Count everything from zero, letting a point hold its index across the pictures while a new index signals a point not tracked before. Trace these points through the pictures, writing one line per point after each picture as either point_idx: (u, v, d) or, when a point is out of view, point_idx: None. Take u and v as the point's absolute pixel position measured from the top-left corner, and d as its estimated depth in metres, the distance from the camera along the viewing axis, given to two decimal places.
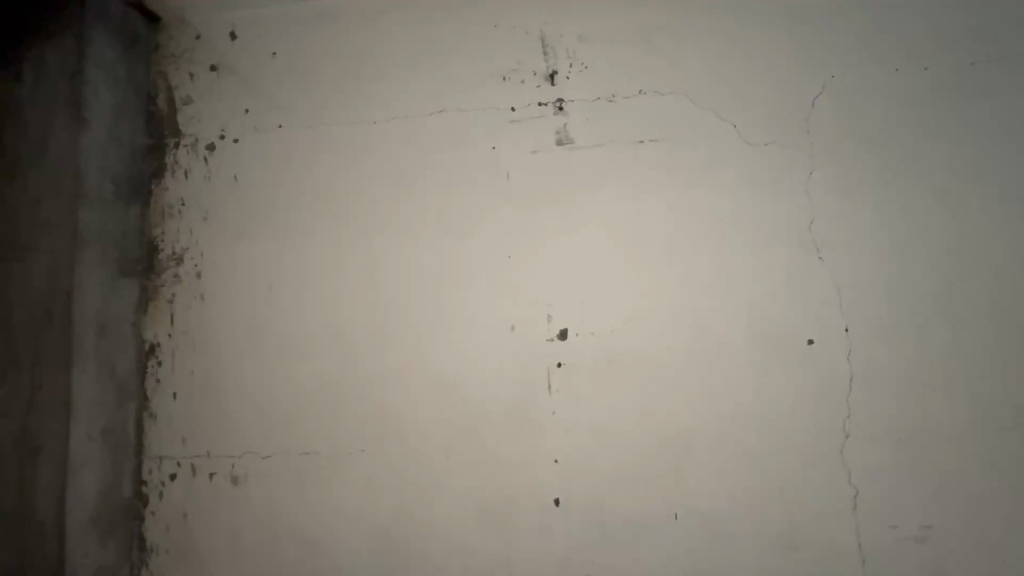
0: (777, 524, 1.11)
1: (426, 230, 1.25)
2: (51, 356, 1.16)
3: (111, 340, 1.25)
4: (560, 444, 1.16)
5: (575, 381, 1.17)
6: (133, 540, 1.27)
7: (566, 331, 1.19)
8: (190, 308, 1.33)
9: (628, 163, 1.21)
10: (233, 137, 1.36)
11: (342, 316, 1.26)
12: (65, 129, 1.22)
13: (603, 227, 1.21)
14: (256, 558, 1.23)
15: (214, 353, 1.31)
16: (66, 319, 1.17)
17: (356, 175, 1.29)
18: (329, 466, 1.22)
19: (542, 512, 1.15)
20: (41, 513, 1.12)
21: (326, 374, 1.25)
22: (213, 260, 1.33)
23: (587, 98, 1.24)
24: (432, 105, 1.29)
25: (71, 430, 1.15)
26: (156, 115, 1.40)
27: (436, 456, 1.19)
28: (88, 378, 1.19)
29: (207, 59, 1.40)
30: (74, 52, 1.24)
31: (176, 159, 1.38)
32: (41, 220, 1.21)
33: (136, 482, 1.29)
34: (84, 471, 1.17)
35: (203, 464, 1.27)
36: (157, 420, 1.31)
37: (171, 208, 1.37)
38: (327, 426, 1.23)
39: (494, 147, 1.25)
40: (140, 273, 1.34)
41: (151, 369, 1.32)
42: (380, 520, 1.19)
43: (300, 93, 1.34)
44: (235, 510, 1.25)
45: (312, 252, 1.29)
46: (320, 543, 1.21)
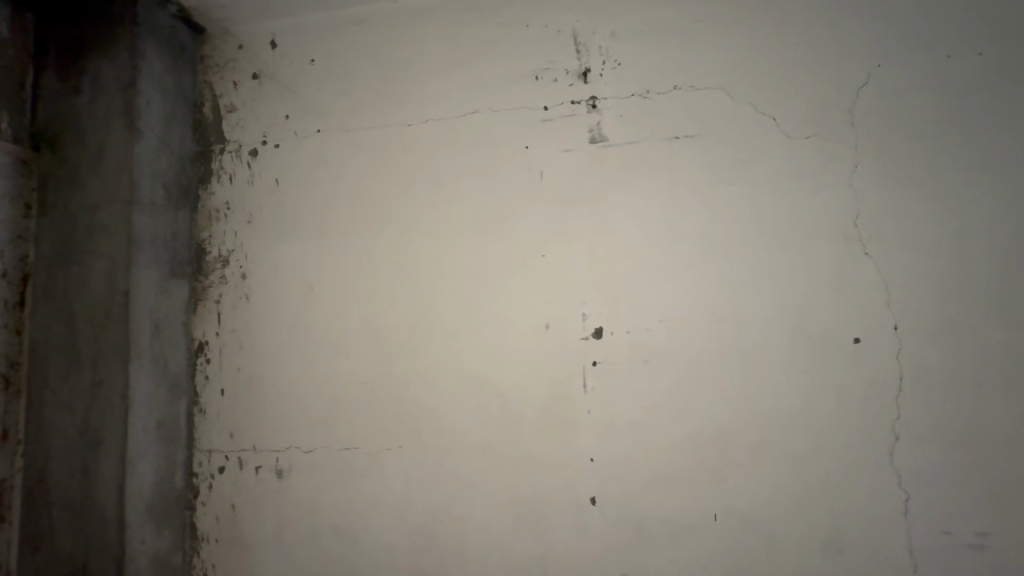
0: (821, 528, 1.08)
1: (460, 230, 1.27)
2: (111, 354, 1.23)
3: (165, 338, 1.32)
4: (595, 443, 1.16)
5: (610, 380, 1.17)
6: (186, 528, 1.34)
7: (601, 330, 1.18)
8: (236, 308, 1.39)
9: (663, 159, 1.20)
10: (274, 142, 1.41)
11: (379, 316, 1.29)
12: (121, 138, 1.29)
13: (637, 224, 1.20)
14: (299, 549, 1.27)
15: (259, 351, 1.36)
16: (124, 318, 1.23)
17: (391, 177, 1.32)
18: (368, 461, 1.26)
19: (578, 511, 1.15)
20: (104, 500, 1.19)
21: (364, 372, 1.28)
22: (256, 262, 1.39)
23: (621, 95, 1.23)
24: (466, 106, 1.30)
25: (130, 424, 1.21)
26: (203, 124, 1.46)
27: (472, 454, 1.21)
28: (144, 374, 1.26)
29: (250, 68, 1.45)
30: (128, 64, 1.31)
31: (222, 165, 1.44)
32: (101, 225, 1.28)
33: (188, 474, 1.36)
34: (141, 462, 1.24)
35: (249, 457, 1.33)
36: (207, 414, 1.37)
37: (217, 212, 1.43)
38: (366, 422, 1.27)
39: (527, 147, 1.26)
40: (189, 274, 1.41)
41: (201, 366, 1.39)
42: (417, 515, 1.22)
43: (337, 98, 1.38)
44: (279, 502, 1.30)
45: (350, 253, 1.32)
46: (360, 536, 1.24)
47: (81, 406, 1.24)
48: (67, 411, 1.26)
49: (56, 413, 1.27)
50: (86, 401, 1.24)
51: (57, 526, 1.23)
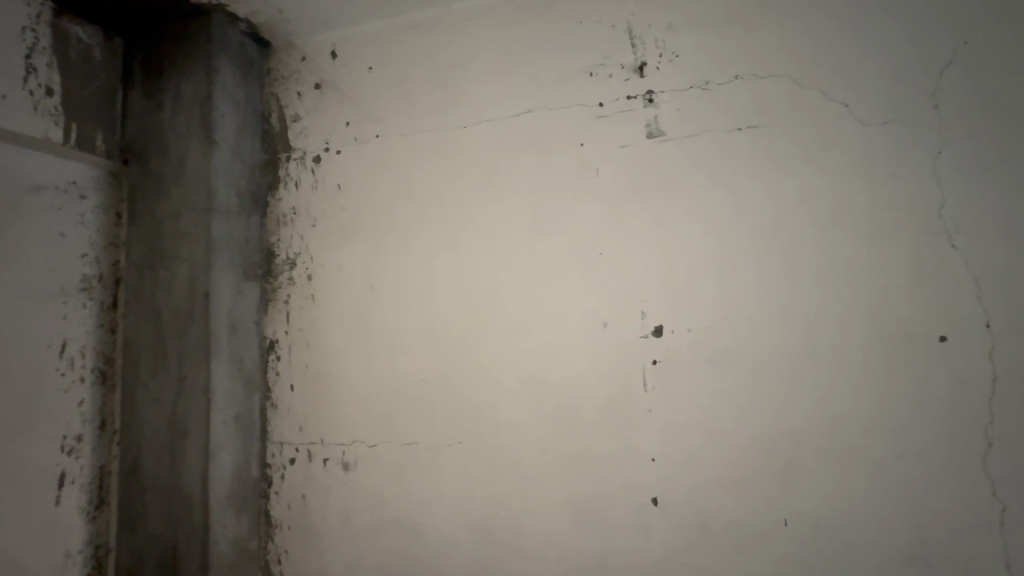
0: (904, 538, 1.02)
1: (516, 229, 1.28)
2: (194, 351, 1.32)
3: (240, 337, 1.41)
4: (657, 443, 1.14)
5: (672, 379, 1.15)
6: (261, 515, 1.42)
7: (661, 328, 1.16)
8: (303, 308, 1.46)
9: (725, 151, 1.16)
10: (335, 149, 1.47)
11: (438, 315, 1.32)
12: (200, 150, 1.39)
13: (699, 220, 1.17)
14: (365, 539, 1.33)
15: (325, 349, 1.42)
16: (205, 318, 1.32)
17: (447, 179, 1.35)
18: (429, 456, 1.29)
19: (639, 511, 1.14)
20: (191, 487, 1.29)
21: (424, 369, 1.32)
22: (321, 264, 1.45)
23: (678, 87, 1.20)
24: (519, 106, 1.31)
25: (212, 416, 1.30)
26: (270, 133, 1.55)
27: (531, 451, 1.22)
28: (223, 370, 1.34)
29: (313, 78, 1.52)
30: (205, 80, 1.40)
31: (288, 172, 1.52)
32: (183, 232, 1.38)
33: (263, 464, 1.44)
34: (222, 452, 1.32)
35: (317, 450, 1.39)
36: (278, 408, 1.45)
37: (284, 217, 1.51)
38: (426, 419, 1.30)
39: (582, 144, 1.25)
40: (261, 276, 1.49)
41: (272, 362, 1.47)
42: (477, 511, 1.24)
43: (394, 104, 1.42)
44: (346, 494, 1.35)
45: (409, 253, 1.36)
46: (423, 529, 1.28)
47: (168, 399, 1.34)
48: (157, 403, 1.36)
49: (147, 405, 1.38)
50: (173, 395, 1.34)
51: (149, 509, 1.34)
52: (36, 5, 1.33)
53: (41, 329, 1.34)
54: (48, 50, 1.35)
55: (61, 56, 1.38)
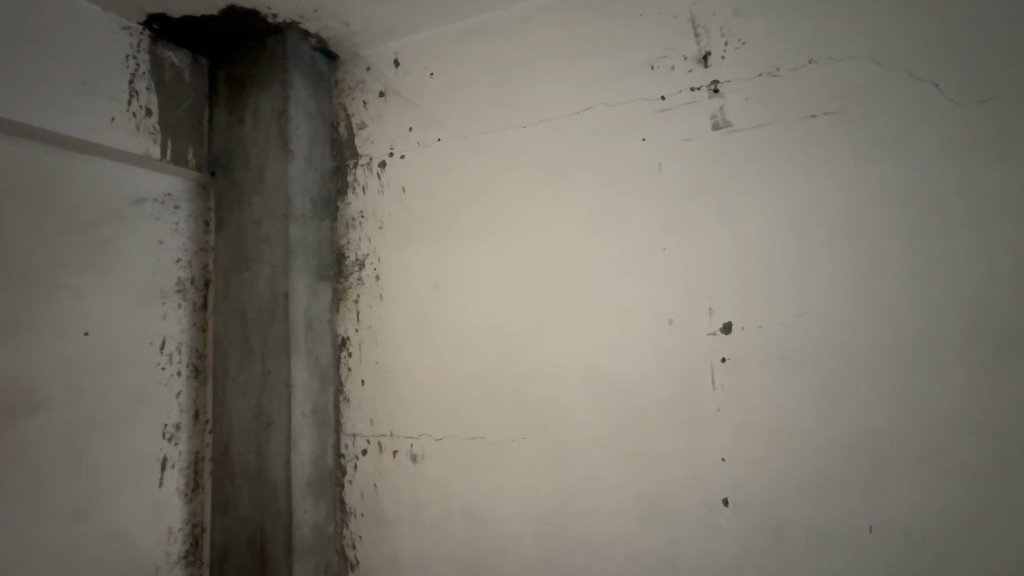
0: (1011, 551, 0.93)
1: (577, 227, 1.29)
2: (276, 347, 1.42)
3: (316, 334, 1.49)
4: (727, 443, 1.11)
5: (742, 377, 1.12)
6: (336, 502, 1.51)
7: (730, 324, 1.13)
8: (372, 307, 1.53)
9: (798, 140, 1.12)
10: (400, 153, 1.53)
11: (500, 313, 1.35)
12: (278, 160, 1.48)
13: (769, 213, 1.12)
14: (434, 529, 1.38)
15: (393, 346, 1.48)
16: (285, 317, 1.42)
17: (507, 180, 1.37)
18: (494, 450, 1.32)
19: (709, 512, 1.12)
20: (275, 474, 1.39)
21: (488, 366, 1.35)
22: (388, 265, 1.51)
23: (746, 75, 1.17)
24: (579, 103, 1.31)
25: (293, 409, 1.39)
26: (339, 141, 1.63)
27: (595, 448, 1.22)
28: (301, 365, 1.43)
29: (377, 87, 1.59)
30: (281, 94, 1.50)
31: (356, 177, 1.60)
32: (264, 237, 1.48)
33: (337, 455, 1.53)
34: (302, 442, 1.41)
35: (387, 442, 1.46)
36: (351, 402, 1.53)
37: (353, 220, 1.58)
38: (491, 414, 1.33)
39: (644, 139, 1.24)
40: (333, 277, 1.58)
41: (344, 359, 1.56)
42: (542, 505, 1.26)
43: (455, 108, 1.46)
44: (415, 485, 1.41)
45: (471, 253, 1.40)
46: (489, 522, 1.31)
47: (254, 392, 1.45)
48: (243, 395, 1.48)
49: (235, 397, 1.50)
50: (258, 388, 1.45)
51: (238, 493, 1.46)
52: (137, 34, 1.48)
53: (145, 328, 1.49)
54: (147, 74, 1.49)
55: (158, 79, 1.52)
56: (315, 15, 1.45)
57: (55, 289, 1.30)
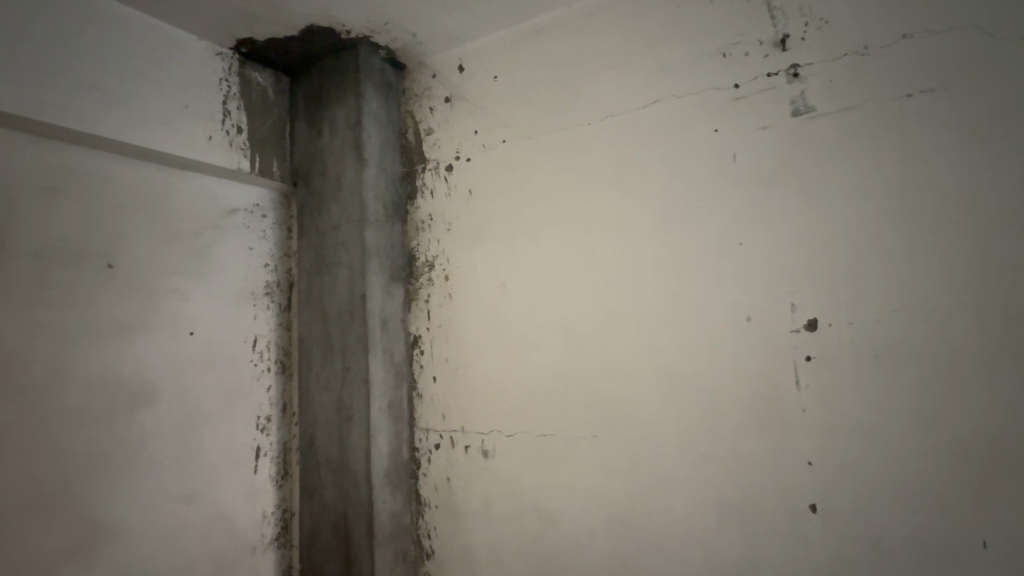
0: None
1: (646, 224, 1.27)
2: (355, 346, 1.51)
3: (391, 333, 1.57)
4: (814, 446, 1.06)
5: (829, 377, 1.06)
6: (411, 494, 1.57)
7: (815, 321, 1.07)
8: (442, 306, 1.58)
9: (891, 123, 1.04)
10: (466, 156, 1.57)
11: (568, 312, 1.35)
12: (353, 168, 1.57)
13: (858, 202, 1.05)
14: (505, 523, 1.41)
15: (462, 345, 1.53)
16: (363, 317, 1.50)
17: (574, 178, 1.37)
18: (564, 448, 1.33)
19: (795, 517, 1.07)
20: (356, 464, 1.47)
21: (557, 365, 1.36)
22: (457, 266, 1.56)
23: (829, 56, 1.10)
24: (646, 97, 1.29)
25: (371, 404, 1.47)
26: (407, 147, 1.70)
27: (669, 448, 1.20)
28: (378, 362, 1.51)
29: (443, 92, 1.64)
30: (354, 105, 1.58)
31: (424, 182, 1.66)
32: (343, 242, 1.57)
33: (412, 448, 1.59)
34: (380, 435, 1.48)
35: (459, 437, 1.51)
36: (423, 398, 1.59)
37: (422, 222, 1.65)
38: (561, 412, 1.34)
39: (716, 130, 1.20)
40: (404, 278, 1.65)
41: (416, 356, 1.62)
42: (614, 505, 1.25)
43: (519, 109, 1.48)
44: (486, 480, 1.44)
45: (538, 253, 1.41)
46: (560, 519, 1.32)
47: (335, 387, 1.55)
48: (326, 391, 1.58)
49: (318, 391, 1.60)
50: (339, 384, 1.54)
51: (323, 482, 1.56)
52: (228, 59, 1.62)
53: (239, 328, 1.63)
54: (237, 95, 1.63)
55: (247, 98, 1.65)
56: (385, 28, 1.51)
57: (165, 294, 1.45)
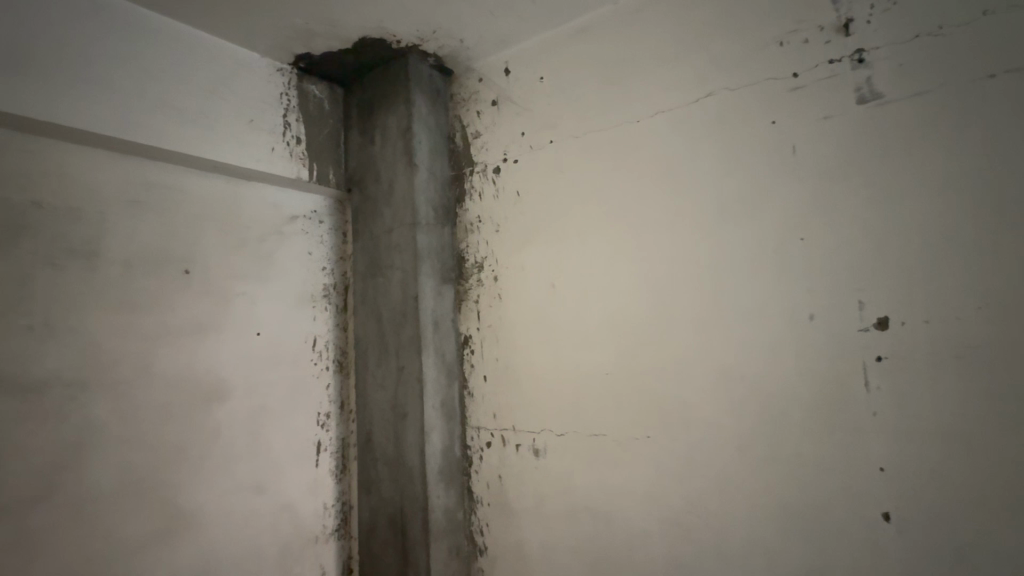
0: None
1: (699, 222, 1.24)
2: (409, 345, 1.56)
3: (443, 333, 1.61)
4: (886, 451, 1.00)
5: (901, 378, 1.00)
6: (464, 490, 1.61)
7: (886, 320, 1.02)
8: (491, 306, 1.61)
9: (971, 106, 0.97)
10: (513, 158, 1.58)
11: (619, 311, 1.34)
12: (404, 173, 1.62)
13: (933, 192, 0.99)
14: (558, 522, 1.41)
15: (512, 344, 1.55)
16: (416, 317, 1.54)
17: (624, 176, 1.36)
18: (617, 448, 1.32)
19: (867, 526, 1.01)
20: (412, 460, 1.52)
21: (608, 365, 1.35)
22: (506, 266, 1.58)
23: (899, 38, 1.04)
24: (697, 91, 1.26)
25: (425, 402, 1.51)
26: (456, 151, 1.74)
27: (728, 451, 1.17)
28: (431, 362, 1.55)
29: (490, 96, 1.66)
30: (405, 112, 1.63)
31: (473, 184, 1.69)
32: (395, 245, 1.63)
33: (464, 446, 1.63)
34: (434, 433, 1.52)
35: (510, 436, 1.53)
36: (474, 397, 1.63)
37: (471, 224, 1.68)
38: (613, 413, 1.33)
39: (774, 122, 1.16)
40: (454, 279, 1.69)
41: (467, 356, 1.65)
42: (670, 507, 1.23)
43: (566, 109, 1.48)
44: (538, 479, 1.46)
45: (587, 253, 1.41)
46: (614, 519, 1.31)
47: (391, 385, 1.61)
48: (381, 389, 1.64)
49: (374, 389, 1.67)
50: (394, 382, 1.60)
51: (380, 476, 1.62)
52: (287, 74, 1.71)
53: (301, 329, 1.72)
54: (296, 108, 1.72)
55: (305, 110, 1.74)
56: (433, 36, 1.55)
57: (235, 297, 1.55)
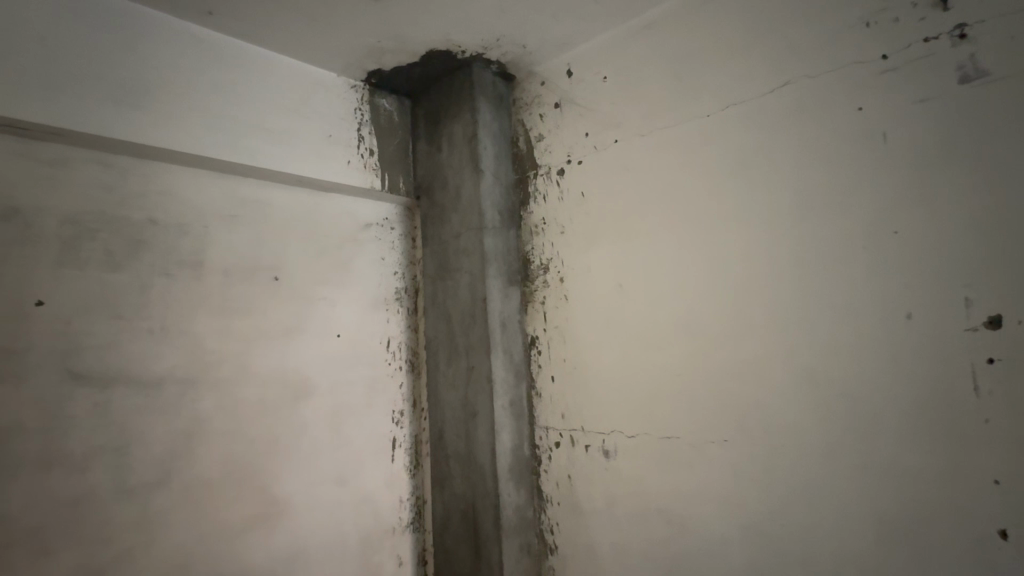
0: None
1: (776, 218, 1.19)
2: (478, 346, 1.60)
3: (510, 334, 1.64)
4: (1001, 461, 0.91)
5: (1019, 382, 0.91)
6: (534, 489, 1.63)
7: (998, 318, 0.93)
8: (557, 307, 1.62)
9: None
10: (577, 159, 1.59)
11: (691, 311, 1.31)
12: (471, 179, 1.67)
13: None
14: (630, 524, 1.40)
15: (580, 345, 1.55)
16: (484, 319, 1.58)
17: (693, 172, 1.33)
18: (691, 451, 1.29)
19: (978, 543, 0.93)
20: (483, 458, 1.56)
21: (679, 366, 1.33)
22: (572, 267, 1.59)
23: (1009, 8, 0.94)
24: (772, 81, 1.21)
25: (495, 401, 1.55)
26: (519, 155, 1.76)
27: (814, 458, 1.11)
28: (499, 362, 1.58)
29: (553, 98, 1.67)
30: (470, 120, 1.68)
31: (537, 187, 1.71)
32: (463, 249, 1.68)
33: (533, 445, 1.65)
34: (503, 431, 1.56)
35: (579, 437, 1.53)
36: (542, 397, 1.64)
37: (536, 226, 1.70)
38: (687, 415, 1.30)
39: (860, 109, 1.09)
40: (520, 281, 1.72)
41: (534, 356, 1.68)
42: (749, 513, 1.19)
43: (631, 107, 1.47)
44: (608, 479, 1.45)
45: (655, 252, 1.39)
46: (689, 524, 1.29)
47: (461, 385, 1.66)
48: (452, 388, 1.70)
49: (445, 388, 1.73)
50: (465, 382, 1.65)
51: (452, 473, 1.68)
52: (360, 90, 1.81)
53: (376, 330, 1.81)
54: (369, 121, 1.82)
55: (376, 124, 1.84)
56: (497, 44, 1.59)
57: (318, 301, 1.66)
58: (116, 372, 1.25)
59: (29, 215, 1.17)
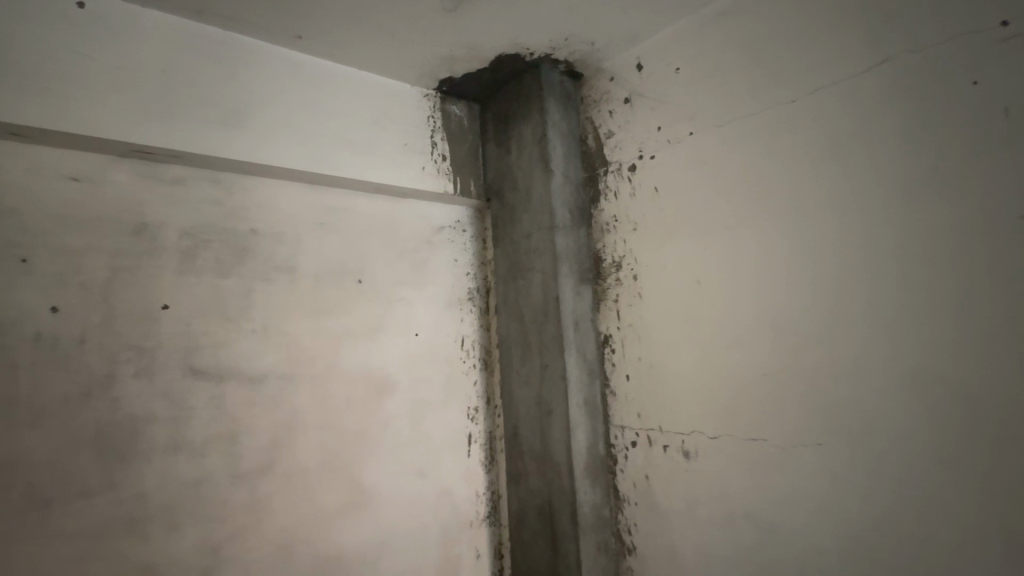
0: None
1: (874, 206, 1.11)
2: (551, 345, 1.62)
3: (583, 333, 1.64)
4: None
5: None
6: (610, 488, 1.62)
7: None
8: (631, 305, 1.60)
9: None
10: (649, 154, 1.56)
11: (776, 308, 1.25)
12: (541, 179, 1.68)
13: None
14: (713, 528, 1.36)
15: (655, 343, 1.52)
16: (557, 317, 1.60)
17: (778, 162, 1.27)
18: (780, 454, 1.23)
19: None
20: (558, 455, 1.57)
21: (765, 365, 1.27)
22: (645, 265, 1.56)
23: None
24: (867, 61, 1.13)
25: (570, 399, 1.55)
26: (588, 153, 1.76)
27: (924, 465, 1.02)
28: (573, 360, 1.59)
29: (622, 93, 1.66)
30: (540, 121, 1.69)
31: (607, 184, 1.70)
32: (535, 248, 1.70)
33: (608, 444, 1.64)
34: (579, 429, 1.56)
35: (657, 436, 1.50)
36: (616, 396, 1.63)
37: (607, 224, 1.69)
38: (775, 417, 1.25)
39: (974, 83, 1.00)
40: (592, 279, 1.71)
41: (608, 355, 1.67)
42: (848, 523, 1.12)
43: (707, 97, 1.42)
44: (689, 481, 1.41)
45: (736, 247, 1.34)
46: (779, 530, 1.23)
47: (535, 383, 1.68)
48: (526, 386, 1.72)
49: (519, 386, 1.76)
50: (538, 380, 1.67)
51: (528, 469, 1.71)
52: (433, 99, 1.88)
53: (451, 329, 1.88)
54: (441, 128, 1.88)
55: (448, 130, 1.90)
56: (565, 43, 1.60)
57: (397, 302, 1.75)
58: (227, 368, 1.39)
59: (155, 229, 1.33)
